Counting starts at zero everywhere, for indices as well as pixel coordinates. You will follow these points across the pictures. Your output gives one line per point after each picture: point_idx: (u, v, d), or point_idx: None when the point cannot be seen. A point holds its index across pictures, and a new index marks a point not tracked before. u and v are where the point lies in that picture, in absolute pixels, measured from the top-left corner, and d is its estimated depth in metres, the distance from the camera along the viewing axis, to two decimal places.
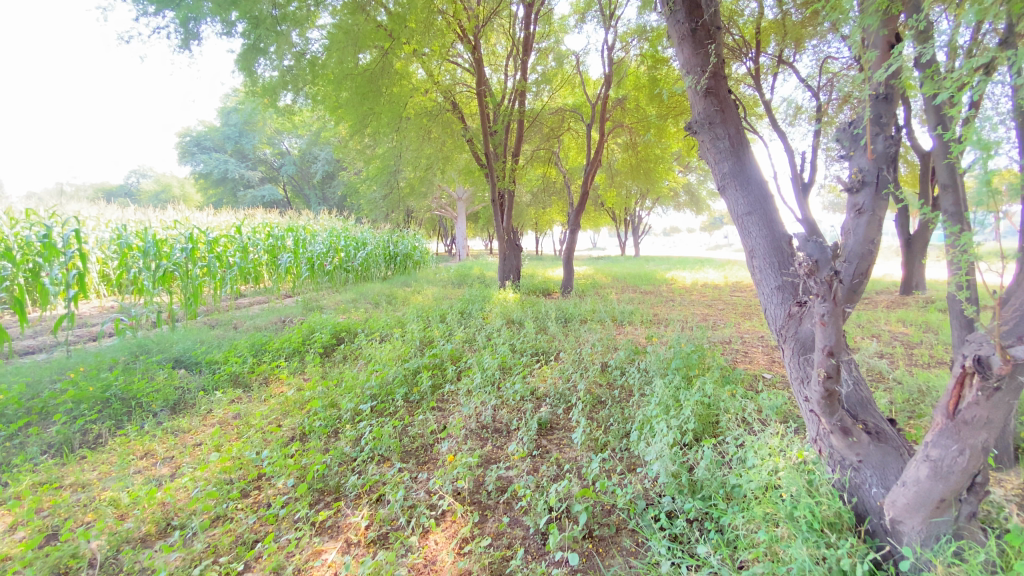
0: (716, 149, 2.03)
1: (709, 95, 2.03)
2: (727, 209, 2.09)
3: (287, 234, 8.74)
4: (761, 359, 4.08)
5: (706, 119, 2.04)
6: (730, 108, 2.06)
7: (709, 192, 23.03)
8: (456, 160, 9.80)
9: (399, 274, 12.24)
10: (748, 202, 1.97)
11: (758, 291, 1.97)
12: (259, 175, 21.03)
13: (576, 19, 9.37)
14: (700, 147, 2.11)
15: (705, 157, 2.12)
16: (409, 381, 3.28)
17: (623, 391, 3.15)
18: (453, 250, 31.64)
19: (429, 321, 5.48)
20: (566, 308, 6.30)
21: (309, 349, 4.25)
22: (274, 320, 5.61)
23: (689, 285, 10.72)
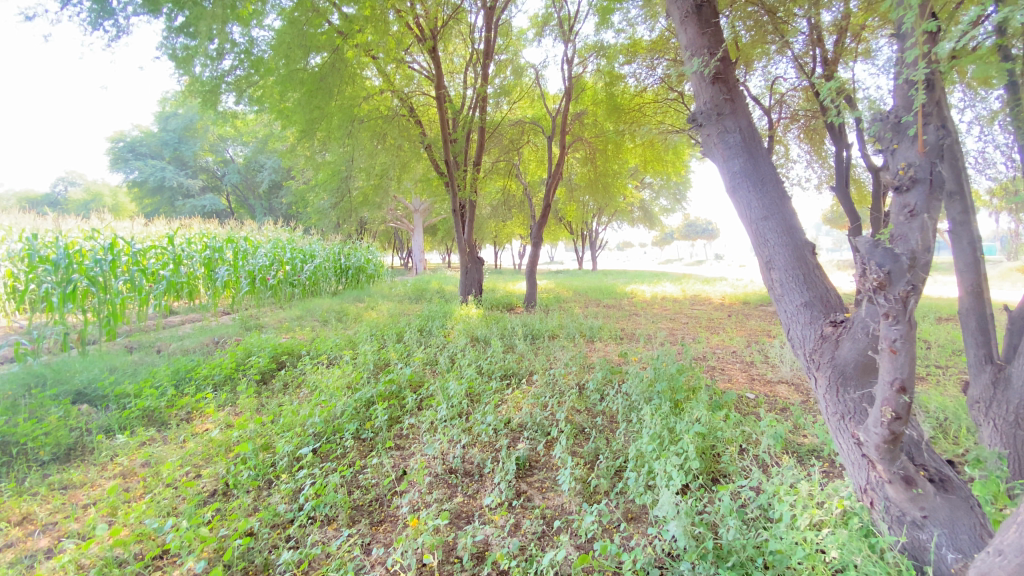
0: (725, 144, 1.76)
1: (717, 81, 1.76)
2: (736, 212, 1.79)
3: (226, 245, 8.03)
4: (742, 378, 3.87)
5: (714, 109, 1.75)
6: (740, 97, 1.80)
7: (663, 207, 23.52)
8: (413, 169, 9.37)
9: (351, 288, 11.59)
10: (765, 204, 1.69)
11: (776, 307, 1.69)
12: (200, 184, 19.77)
13: (534, 32, 9.25)
14: (705, 142, 1.83)
15: (710, 154, 1.83)
16: (363, 414, 2.84)
17: (608, 421, 2.82)
18: (409, 264, 30.86)
19: (385, 341, 5.00)
20: (531, 324, 5.96)
21: (243, 376, 3.71)
22: (205, 342, 4.98)
23: (651, 298, 10.67)
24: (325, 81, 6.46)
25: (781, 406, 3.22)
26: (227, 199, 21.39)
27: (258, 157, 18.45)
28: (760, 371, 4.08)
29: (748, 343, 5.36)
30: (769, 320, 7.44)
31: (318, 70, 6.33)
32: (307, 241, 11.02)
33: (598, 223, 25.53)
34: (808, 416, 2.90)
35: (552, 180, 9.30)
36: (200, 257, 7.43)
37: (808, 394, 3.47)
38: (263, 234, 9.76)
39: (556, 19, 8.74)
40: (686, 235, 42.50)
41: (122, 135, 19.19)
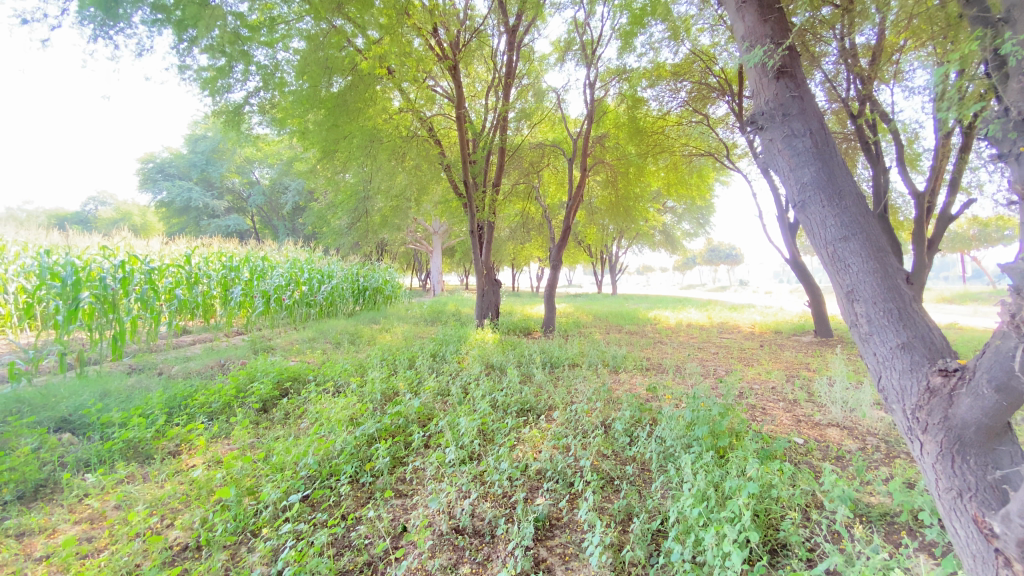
0: (792, 149, 1.62)
1: (781, 78, 1.67)
2: (809, 231, 1.61)
3: (242, 264, 7.96)
4: (786, 419, 3.49)
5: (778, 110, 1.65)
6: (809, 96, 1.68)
7: (686, 231, 23.10)
8: (432, 191, 9.26)
9: (368, 309, 11.45)
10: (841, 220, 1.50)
11: (865, 349, 1.44)
12: (225, 205, 20.12)
13: (556, 57, 9.16)
14: (770, 148, 1.70)
15: (776, 161, 1.70)
16: (364, 454, 2.56)
17: (639, 471, 2.49)
18: (429, 284, 30.86)
19: (396, 366, 4.74)
20: (551, 351, 5.64)
21: (242, 404, 3.47)
22: (211, 364, 4.79)
23: (675, 325, 10.28)
24: (345, 101, 6.38)
25: (836, 456, 2.84)
26: (251, 219, 21.76)
27: (282, 178, 18.71)
28: (805, 412, 3.68)
29: (786, 378, 4.95)
30: (804, 351, 7.00)
31: (340, 93, 6.28)
32: (325, 261, 10.95)
33: (618, 247, 25.16)
34: (870, 474, 2.52)
35: (573, 203, 9.05)
36: (215, 276, 7.34)
37: (864, 442, 3.08)
38: (280, 254, 9.70)
39: (579, 43, 8.63)
40: (708, 259, 41.78)
41: (153, 156, 19.71)
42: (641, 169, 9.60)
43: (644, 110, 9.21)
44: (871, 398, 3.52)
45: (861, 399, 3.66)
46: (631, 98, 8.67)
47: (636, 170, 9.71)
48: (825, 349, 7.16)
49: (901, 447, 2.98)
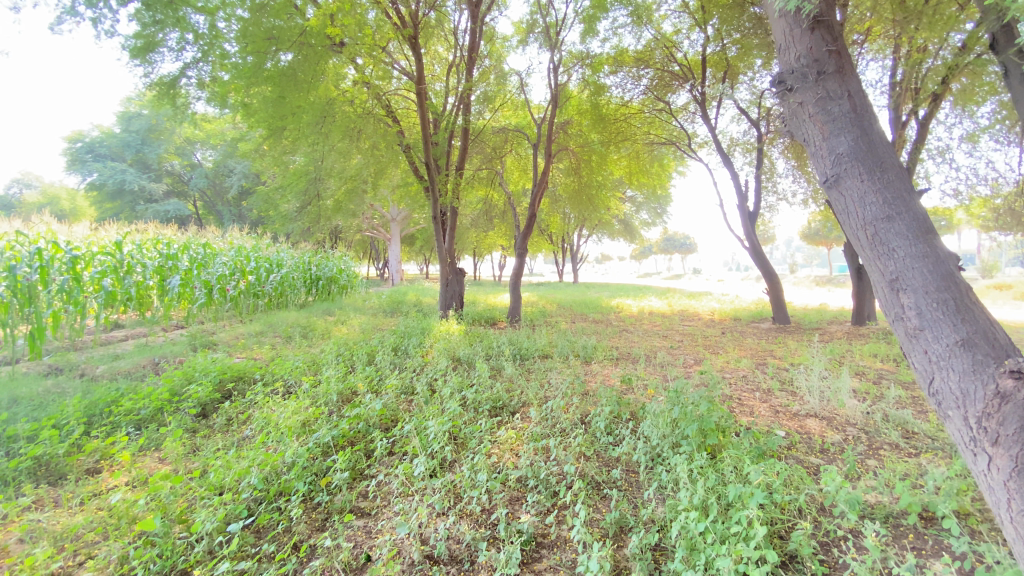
0: (828, 113, 1.91)
1: (818, 43, 1.98)
2: (846, 202, 1.86)
3: (181, 251, 7.31)
4: (765, 411, 3.40)
5: (814, 66, 1.97)
6: (848, 67, 1.97)
7: (644, 220, 23.40)
8: (391, 176, 8.81)
9: (321, 300, 10.89)
10: (876, 185, 1.77)
11: (920, 344, 1.63)
12: (164, 188, 18.72)
13: (518, 39, 8.83)
14: (807, 110, 1.99)
15: (809, 123, 1.98)
16: (318, 467, 2.27)
17: (625, 475, 2.32)
18: (386, 273, 30.09)
19: (354, 362, 4.39)
20: (519, 342, 5.41)
21: (177, 411, 3.06)
22: (143, 363, 4.28)
23: (638, 313, 10.28)
24: (294, 75, 5.88)
25: (822, 451, 2.76)
26: (193, 204, 20.40)
27: (226, 161, 17.49)
28: (782, 402, 3.61)
29: (755, 367, 4.91)
30: (767, 338, 7.08)
31: (288, 67, 5.78)
32: (274, 249, 10.29)
33: (577, 236, 25.22)
34: (860, 472, 2.44)
35: (537, 190, 8.78)
36: (150, 265, 6.68)
37: (845, 434, 3.03)
38: (225, 241, 9.01)
39: (542, 25, 8.34)
40: (664, 249, 42.67)
41: (81, 134, 18.09)
42: (604, 156, 9.49)
43: (607, 96, 9.11)
44: (847, 387, 3.49)
45: (836, 388, 3.62)
46: (594, 84, 8.50)
47: (598, 158, 9.62)
48: (786, 335, 7.26)
49: (881, 438, 2.94)
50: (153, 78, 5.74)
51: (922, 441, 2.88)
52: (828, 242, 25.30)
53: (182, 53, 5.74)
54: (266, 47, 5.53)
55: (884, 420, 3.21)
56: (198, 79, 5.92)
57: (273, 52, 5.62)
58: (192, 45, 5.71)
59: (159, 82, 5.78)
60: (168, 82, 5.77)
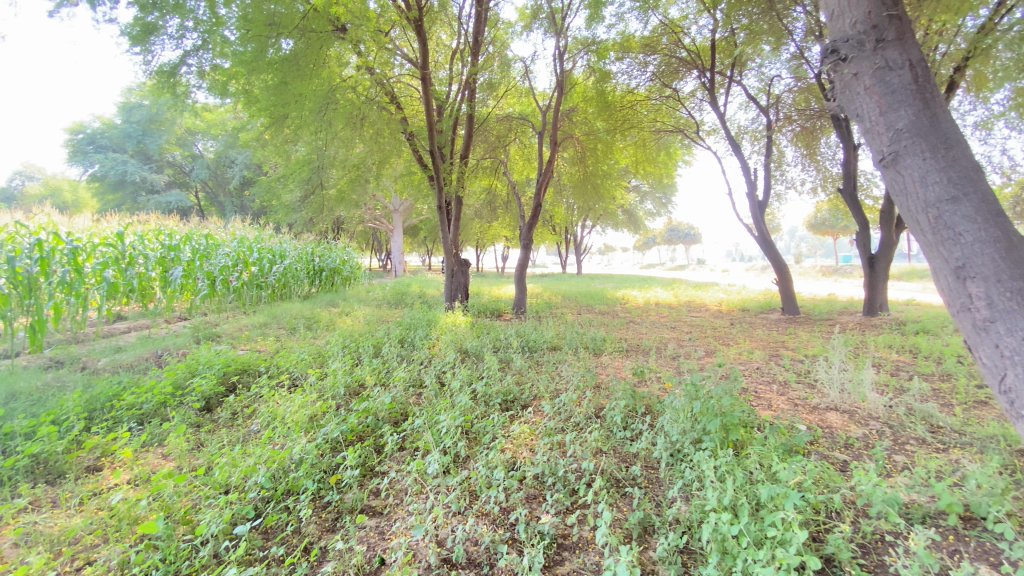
0: (886, 85, 1.92)
1: (876, 10, 1.97)
2: (905, 182, 1.90)
3: (183, 243, 7.22)
4: (783, 404, 3.31)
5: (872, 35, 1.96)
6: (907, 35, 1.96)
7: (648, 210, 23.26)
8: (394, 165, 8.69)
9: (325, 291, 10.81)
10: (940, 165, 1.80)
11: (993, 332, 1.68)
12: (166, 179, 18.63)
13: (522, 25, 8.64)
14: (863, 81, 2.00)
15: (865, 95, 1.99)
16: (327, 464, 2.18)
17: (645, 471, 2.24)
18: (389, 263, 30.02)
19: (360, 354, 4.32)
20: (526, 334, 5.32)
21: (179, 405, 2.98)
22: (146, 355, 4.21)
23: (644, 304, 10.19)
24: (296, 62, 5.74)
25: (846, 446, 2.67)
26: (195, 195, 20.31)
27: (227, 151, 17.34)
28: (800, 395, 3.52)
29: (768, 358, 4.81)
30: (777, 329, 6.98)
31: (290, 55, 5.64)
32: (277, 239, 10.20)
33: (581, 226, 25.06)
34: (889, 469, 2.36)
35: (543, 178, 8.64)
36: (152, 256, 6.60)
37: (868, 427, 2.94)
38: (227, 231, 8.92)
39: (546, 11, 8.14)
40: (668, 240, 42.47)
41: (81, 125, 17.98)
42: (609, 145, 9.34)
43: (612, 84, 8.96)
44: (868, 379, 3.39)
45: (858, 381, 3.52)
46: (600, 72, 8.32)
47: (603, 147, 9.48)
48: (797, 326, 7.17)
49: (907, 433, 2.85)
50: (153, 68, 5.63)
51: (949, 436, 2.79)
52: (833, 232, 25.11)
53: (182, 40, 5.61)
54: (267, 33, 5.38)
55: (908, 413, 3.12)
56: (198, 67, 5.80)
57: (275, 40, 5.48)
58: (192, 33, 5.58)
59: (159, 71, 5.66)
60: (168, 70, 5.65)
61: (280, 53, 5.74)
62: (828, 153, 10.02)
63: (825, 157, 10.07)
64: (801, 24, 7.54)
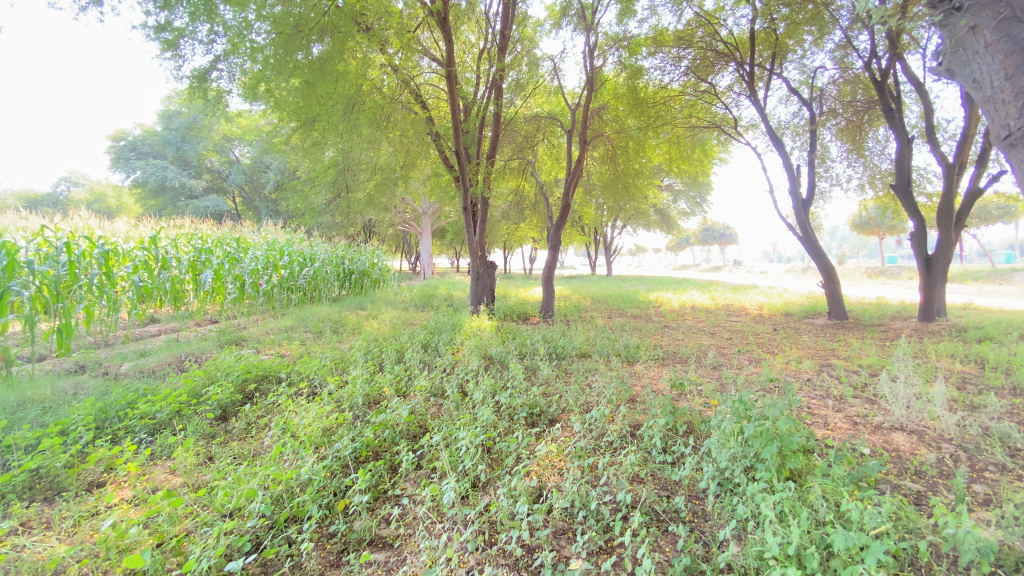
0: (1011, 38, 2.02)
1: None
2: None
3: (214, 247, 7.29)
4: (839, 422, 2.97)
5: None
6: None
7: (682, 210, 22.65)
8: (421, 167, 8.60)
9: (354, 294, 10.83)
10: None
11: None
12: (204, 184, 19.18)
13: (551, 23, 8.42)
14: (987, 38, 2.10)
15: (988, 54, 2.10)
16: (336, 487, 2.02)
17: (689, 504, 2.01)
18: (419, 265, 30.21)
19: (382, 360, 4.18)
20: (555, 339, 5.09)
21: (193, 415, 2.89)
22: (170, 360, 4.17)
23: (678, 308, 9.80)
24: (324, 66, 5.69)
25: (915, 473, 2.34)
26: (232, 200, 20.85)
27: (261, 156, 17.68)
28: (858, 412, 3.16)
29: (819, 369, 4.42)
30: (824, 335, 6.53)
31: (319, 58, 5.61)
32: (307, 243, 10.25)
33: (612, 227, 24.57)
34: (969, 504, 2.03)
35: (572, 178, 8.38)
36: (184, 260, 6.68)
37: (939, 451, 2.58)
38: (258, 235, 9.01)
39: (576, 7, 7.88)
40: (702, 241, 41.38)
41: (125, 134, 18.64)
42: (641, 143, 9.01)
43: (644, 80, 8.66)
44: (937, 396, 3.02)
45: (924, 396, 3.15)
46: (631, 68, 8.04)
47: (635, 146, 9.17)
48: (845, 332, 6.70)
49: (984, 457, 2.48)
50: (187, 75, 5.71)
51: None
52: (880, 231, 23.86)
53: (212, 46, 5.65)
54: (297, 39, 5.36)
55: (983, 434, 2.74)
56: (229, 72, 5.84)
57: (305, 44, 5.47)
58: (222, 37, 5.60)
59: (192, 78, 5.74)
60: (199, 76, 5.70)
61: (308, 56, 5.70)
62: (876, 147, 9.43)
63: (873, 152, 9.47)
64: (845, 11, 7.12)
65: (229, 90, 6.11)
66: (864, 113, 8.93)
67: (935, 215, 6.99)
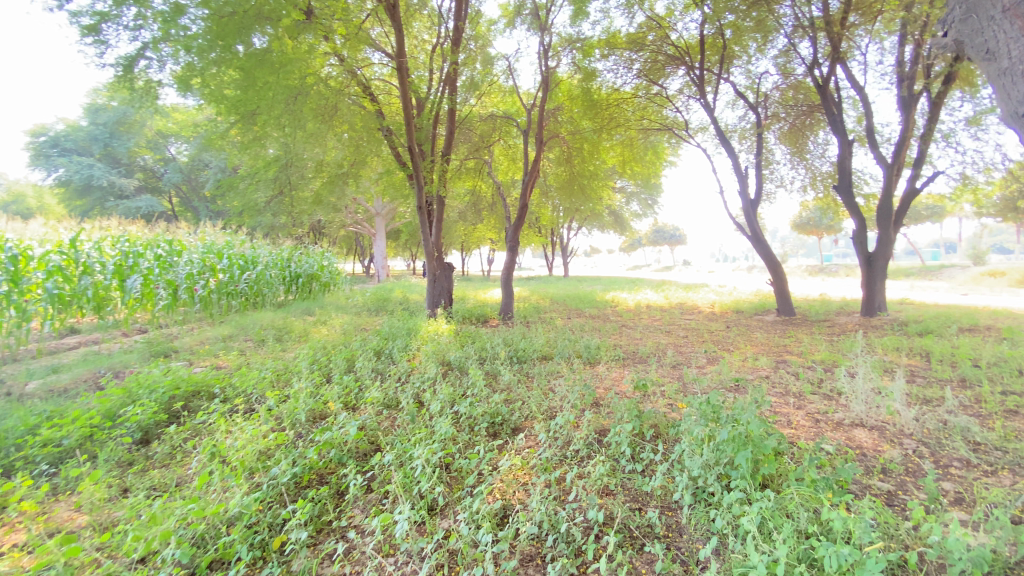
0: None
1: None
2: None
3: (145, 249, 6.71)
4: (802, 420, 2.96)
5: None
6: None
7: (634, 211, 23.08)
8: (371, 165, 8.26)
9: (302, 298, 10.31)
10: None
11: None
12: (137, 183, 17.88)
13: (504, 22, 8.27)
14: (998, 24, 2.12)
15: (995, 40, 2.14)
16: (270, 521, 1.79)
17: (662, 517, 1.88)
18: (372, 269, 29.46)
19: (331, 369, 3.89)
20: (515, 342, 4.93)
21: (108, 440, 2.54)
22: (87, 377, 3.72)
23: (635, 306, 9.89)
24: (267, 58, 5.32)
25: (882, 471, 2.33)
26: (168, 200, 19.55)
27: (200, 154, 16.67)
28: (819, 409, 3.16)
29: (775, 365, 4.47)
30: (775, 332, 6.69)
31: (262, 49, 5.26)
32: (249, 245, 9.66)
33: (567, 228, 24.76)
34: (940, 503, 2.01)
35: (528, 178, 8.26)
36: (109, 264, 6.11)
37: (902, 447, 2.59)
38: (195, 236, 8.39)
39: (530, 6, 7.77)
40: (653, 241, 42.48)
41: (44, 128, 17.12)
42: (596, 145, 9.02)
43: (597, 82, 8.67)
44: (896, 392, 3.06)
45: (883, 392, 3.19)
46: (584, 70, 8.01)
47: (589, 147, 9.16)
48: (793, 328, 6.90)
49: (947, 452, 2.51)
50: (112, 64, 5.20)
51: (993, 454, 2.46)
52: (818, 232, 25.15)
53: (139, 32, 5.16)
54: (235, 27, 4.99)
55: (939, 428, 2.79)
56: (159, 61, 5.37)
57: (246, 36, 5.15)
58: (150, 23, 5.14)
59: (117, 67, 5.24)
60: (125, 65, 5.20)
61: (249, 47, 5.31)
62: (817, 151, 9.80)
63: (814, 155, 9.86)
64: (789, 19, 7.34)
65: (160, 81, 5.63)
66: (805, 118, 9.28)
67: (875, 214, 7.31)
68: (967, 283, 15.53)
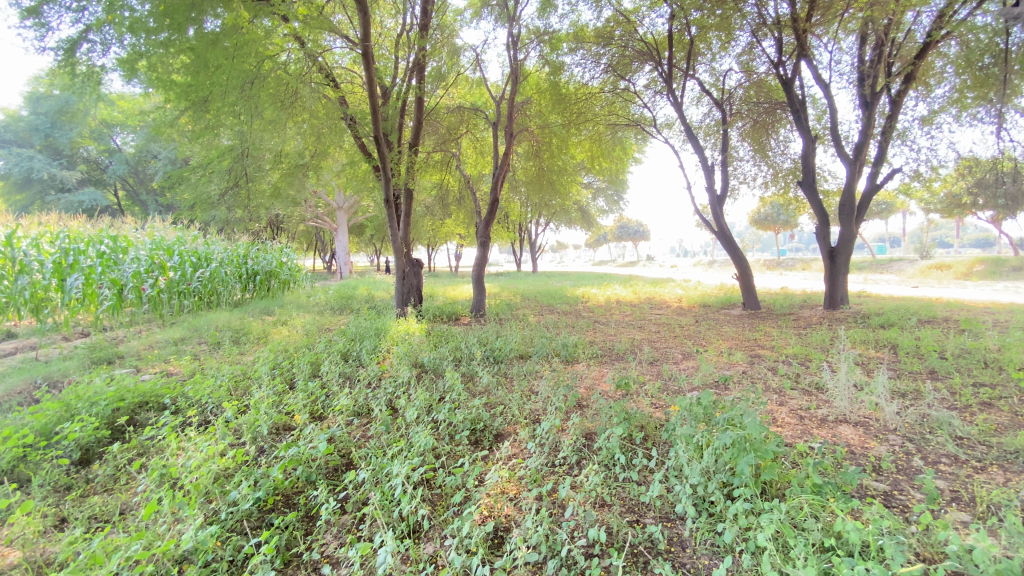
0: None
1: None
2: None
3: (87, 246, 6.20)
4: (787, 417, 2.92)
5: None
6: None
7: (600, 208, 23.23)
8: (334, 157, 7.89)
9: (260, 297, 9.82)
10: None
11: None
12: (78, 175, 16.69)
13: (471, 12, 8.03)
14: None
15: None
16: (230, 557, 1.57)
17: (664, 529, 1.76)
18: (334, 265, 28.66)
19: (295, 375, 3.62)
20: (490, 341, 4.77)
21: (41, 463, 2.24)
22: (19, 389, 3.33)
23: (605, 302, 9.89)
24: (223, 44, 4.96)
25: (875, 471, 2.30)
26: (114, 193, 18.37)
27: (148, 145, 15.68)
28: (802, 405, 3.13)
29: (751, 360, 4.46)
30: (745, 326, 6.77)
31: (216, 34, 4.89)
32: (202, 240, 9.10)
33: (534, 223, 24.69)
34: (938, 504, 1.98)
35: (498, 173, 8.06)
36: (47, 262, 5.59)
37: (889, 444, 2.57)
38: (143, 232, 7.81)
39: None
40: (618, 237, 43.04)
41: None
42: (564, 140, 8.93)
43: (566, 77, 8.57)
44: (879, 387, 3.05)
45: (865, 387, 3.19)
46: (553, 64, 7.88)
47: (558, 142, 9.05)
48: (762, 322, 7.00)
49: (933, 448, 2.51)
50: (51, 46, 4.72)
51: (978, 449, 2.47)
52: (775, 227, 25.91)
53: (82, 13, 4.69)
54: (187, 11, 4.61)
55: (920, 423, 2.80)
56: (105, 45, 4.90)
57: (197, 19, 4.78)
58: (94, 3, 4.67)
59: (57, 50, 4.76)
60: (66, 48, 4.73)
61: (203, 32, 4.94)
62: (778, 148, 10.00)
63: (776, 153, 10.04)
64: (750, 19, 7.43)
65: (103, 66, 5.15)
66: (767, 116, 9.42)
67: (837, 209, 7.50)
68: (915, 276, 16.34)
